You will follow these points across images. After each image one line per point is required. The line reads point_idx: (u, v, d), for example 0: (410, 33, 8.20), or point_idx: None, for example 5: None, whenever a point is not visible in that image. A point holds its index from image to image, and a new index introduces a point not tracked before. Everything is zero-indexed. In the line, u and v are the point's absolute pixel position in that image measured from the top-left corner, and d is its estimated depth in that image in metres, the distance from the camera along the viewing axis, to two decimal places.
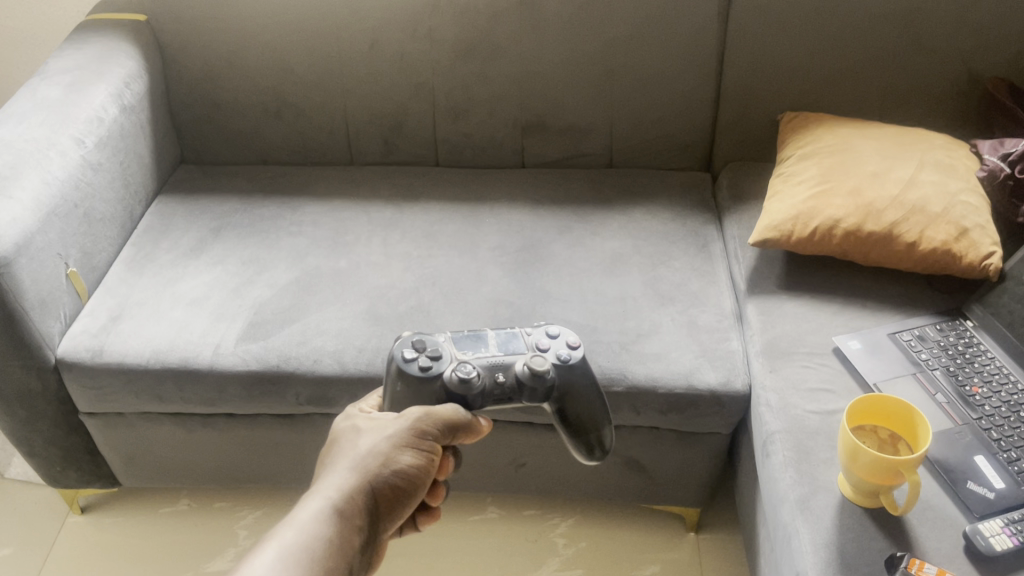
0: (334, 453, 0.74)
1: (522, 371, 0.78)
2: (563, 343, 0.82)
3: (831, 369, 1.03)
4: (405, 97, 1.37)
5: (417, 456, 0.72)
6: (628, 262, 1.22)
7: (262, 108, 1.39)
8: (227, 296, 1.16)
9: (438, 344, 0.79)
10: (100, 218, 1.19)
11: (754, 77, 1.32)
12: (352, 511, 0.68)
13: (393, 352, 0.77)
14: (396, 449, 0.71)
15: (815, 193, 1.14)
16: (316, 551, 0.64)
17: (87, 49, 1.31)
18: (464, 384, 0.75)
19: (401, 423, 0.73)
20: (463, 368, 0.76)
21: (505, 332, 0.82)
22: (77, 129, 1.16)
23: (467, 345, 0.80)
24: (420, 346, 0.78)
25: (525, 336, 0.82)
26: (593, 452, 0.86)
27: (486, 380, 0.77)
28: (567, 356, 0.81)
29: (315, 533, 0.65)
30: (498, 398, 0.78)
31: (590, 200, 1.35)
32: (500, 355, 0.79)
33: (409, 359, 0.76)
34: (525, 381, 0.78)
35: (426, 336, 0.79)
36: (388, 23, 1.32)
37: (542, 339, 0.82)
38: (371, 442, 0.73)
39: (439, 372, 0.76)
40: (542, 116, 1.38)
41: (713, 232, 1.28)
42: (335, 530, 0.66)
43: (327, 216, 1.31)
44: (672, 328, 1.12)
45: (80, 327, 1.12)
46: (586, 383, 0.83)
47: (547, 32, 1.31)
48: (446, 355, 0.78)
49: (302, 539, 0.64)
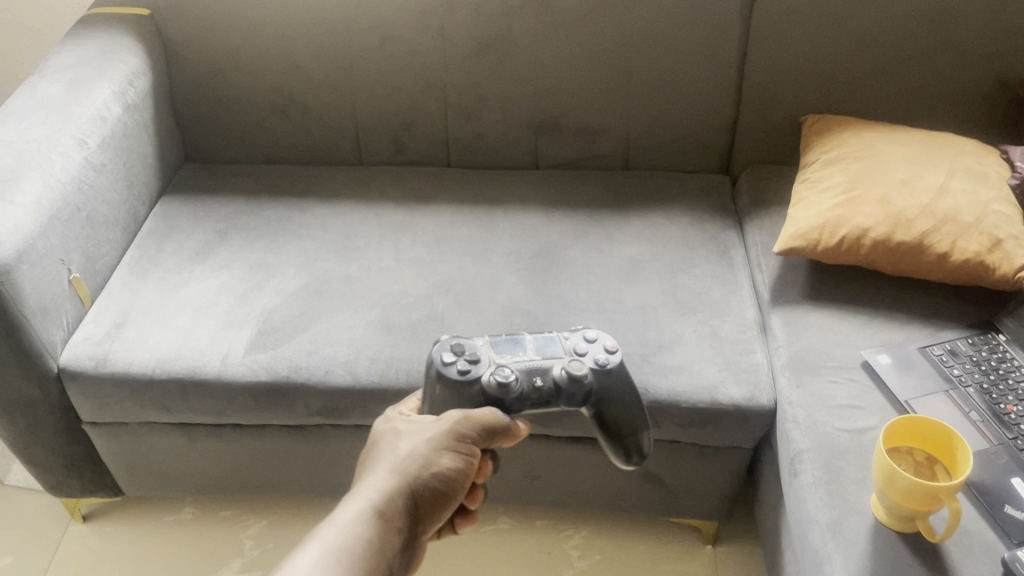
0: (376, 454, 0.73)
1: (561, 376, 0.78)
2: (601, 348, 0.82)
3: (859, 384, 1.00)
4: (415, 96, 1.33)
5: (456, 459, 0.71)
6: (648, 269, 1.18)
7: (269, 105, 1.35)
8: (235, 303, 1.13)
9: (477, 347, 0.79)
10: (103, 220, 1.15)
11: (776, 78, 1.29)
12: (392, 513, 0.67)
13: (431, 355, 0.77)
14: (436, 451, 0.71)
15: (842, 201, 1.11)
16: (356, 552, 0.63)
17: (89, 44, 1.26)
18: (503, 388, 0.75)
19: (441, 425, 0.72)
20: (502, 372, 0.76)
21: (543, 335, 0.82)
22: (79, 129, 1.12)
23: (504, 349, 0.80)
24: (459, 349, 0.77)
25: (563, 340, 0.82)
26: (631, 458, 0.86)
27: (524, 384, 0.77)
28: (605, 361, 0.81)
29: (355, 533, 0.64)
30: (536, 402, 0.78)
31: (607, 202, 1.31)
32: (538, 359, 0.79)
33: (449, 362, 0.76)
34: (563, 386, 0.78)
35: (464, 339, 0.79)
36: (399, 19, 1.27)
37: (580, 343, 0.81)
38: (411, 444, 0.72)
39: (478, 376, 0.76)
40: (557, 116, 1.34)
41: (734, 237, 1.25)
42: (375, 532, 0.65)
43: (336, 219, 1.27)
44: (694, 339, 1.09)
45: (83, 335, 1.09)
46: (624, 390, 0.82)
47: (563, 30, 1.27)
48: (485, 358, 0.77)
49: (342, 539, 0.64)
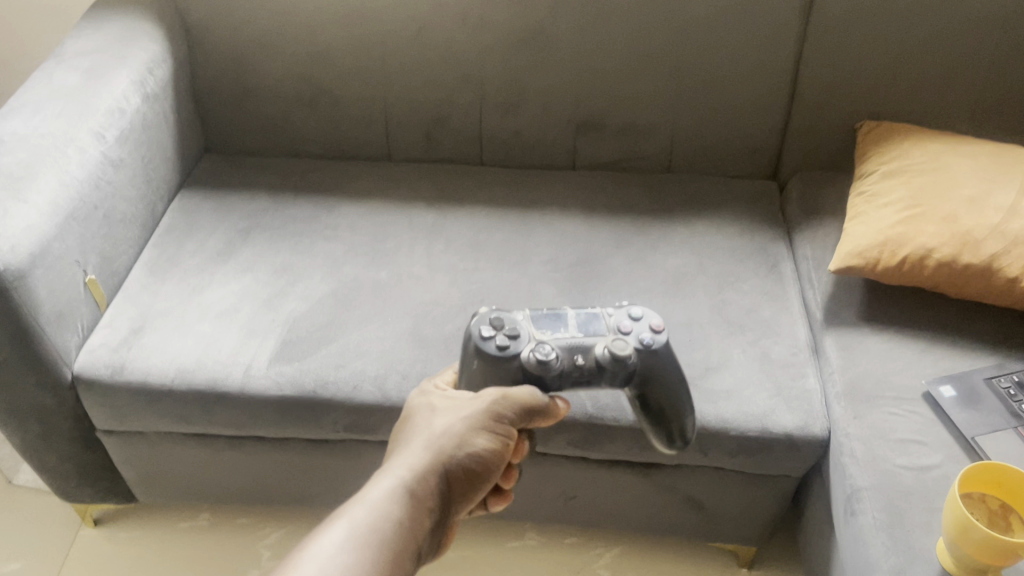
0: (410, 430, 0.74)
1: (602, 355, 0.78)
2: (646, 326, 0.82)
3: (922, 418, 0.94)
4: (450, 90, 1.26)
5: (491, 439, 0.72)
6: (694, 282, 1.12)
7: (296, 96, 1.28)
8: (259, 309, 1.07)
9: (517, 322, 0.80)
10: (121, 218, 1.09)
11: (833, 81, 1.21)
12: (423, 492, 0.68)
13: (471, 329, 0.79)
14: (471, 431, 0.72)
15: (903, 218, 1.04)
16: (385, 531, 0.64)
17: (107, 29, 1.19)
18: (543, 365, 0.77)
19: (478, 404, 0.73)
20: (542, 349, 0.77)
21: (587, 312, 0.83)
22: (97, 121, 1.05)
23: (545, 324, 0.81)
24: (498, 324, 0.79)
25: (607, 318, 0.82)
26: (675, 441, 0.86)
27: (565, 362, 0.78)
28: (650, 340, 0.80)
29: (385, 513, 0.65)
30: (576, 380, 0.79)
31: (649, 207, 1.24)
32: (580, 336, 0.80)
33: (487, 338, 0.78)
34: (605, 365, 0.78)
35: (504, 314, 0.81)
36: (435, 8, 1.20)
37: (623, 321, 0.82)
38: (446, 422, 0.73)
39: (517, 352, 0.77)
40: (598, 115, 1.27)
41: (784, 249, 1.18)
42: (405, 511, 0.66)
43: (364, 219, 1.21)
44: (743, 360, 1.03)
45: (100, 339, 1.04)
46: (669, 369, 0.82)
47: (609, 25, 1.20)
48: (525, 334, 0.79)
49: (372, 518, 0.64)
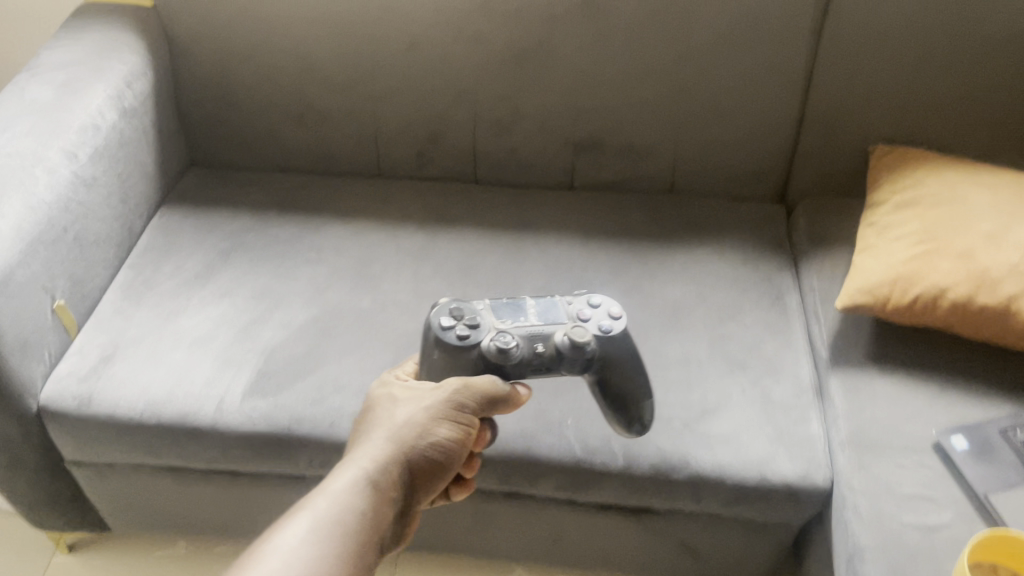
0: (371, 419, 0.77)
1: (562, 342, 0.82)
2: (604, 315, 0.86)
3: (931, 471, 0.88)
4: (444, 105, 1.21)
5: (453, 429, 0.75)
6: (692, 315, 1.06)
7: (283, 110, 1.23)
8: (235, 338, 1.02)
9: (478, 312, 0.83)
10: (94, 239, 1.05)
11: (846, 102, 1.15)
12: (386, 482, 0.71)
13: (432, 318, 0.81)
14: (433, 421, 0.74)
15: (916, 254, 0.98)
16: (349, 523, 0.66)
17: (86, 39, 1.14)
18: (503, 354, 0.79)
19: (439, 395, 0.75)
20: (503, 338, 0.80)
21: (546, 301, 0.86)
22: (69, 139, 1.00)
23: (506, 314, 0.84)
24: (458, 314, 0.82)
25: (566, 307, 0.86)
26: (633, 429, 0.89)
27: (525, 350, 0.81)
28: (608, 328, 0.85)
29: (350, 504, 0.68)
30: (536, 367, 0.82)
31: (649, 231, 1.18)
32: (540, 325, 0.83)
33: (448, 328, 0.80)
34: (564, 352, 0.81)
35: (464, 304, 0.83)
36: (428, 20, 1.14)
37: (582, 310, 0.86)
38: (408, 412, 0.75)
39: (478, 341, 0.80)
40: (597, 134, 1.21)
41: (790, 279, 1.12)
42: (369, 501, 0.69)
43: (350, 240, 1.16)
44: (742, 401, 0.97)
45: (68, 368, 0.99)
46: (627, 356, 0.86)
47: (610, 41, 1.14)
48: (484, 325, 0.82)
49: (337, 509, 0.67)
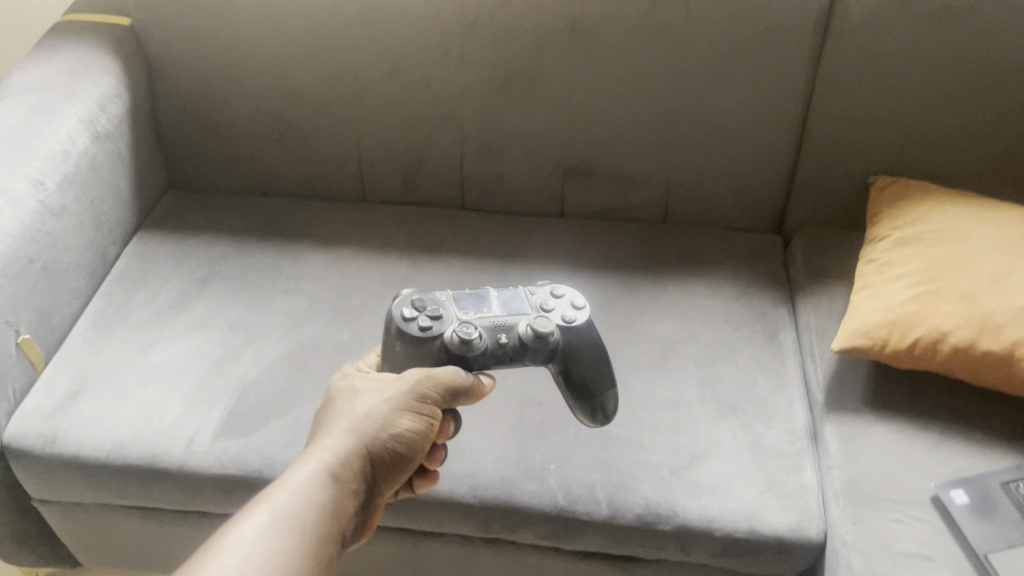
0: (330, 411, 0.73)
1: (525, 332, 0.79)
2: (567, 305, 0.83)
3: (928, 527, 0.84)
4: (429, 130, 1.17)
5: (416, 421, 0.71)
6: (683, 353, 1.02)
7: (264, 132, 1.20)
8: (207, 374, 0.99)
9: (439, 303, 0.79)
10: (63, 269, 1.01)
11: (844, 132, 1.11)
12: (346, 475, 0.67)
13: (392, 310, 0.77)
14: (395, 413, 0.71)
15: (916, 294, 0.94)
16: (309, 516, 0.64)
17: (59, 60, 1.10)
18: (466, 345, 0.76)
19: (401, 385, 0.72)
20: (465, 329, 0.76)
21: (508, 291, 0.83)
22: (36, 167, 0.97)
23: (468, 305, 0.80)
24: (420, 305, 0.78)
25: (529, 296, 0.83)
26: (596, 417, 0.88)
27: (488, 341, 0.77)
28: (572, 318, 0.82)
29: (309, 497, 0.65)
30: (499, 359, 0.78)
31: (640, 262, 1.14)
32: (502, 316, 0.80)
33: (410, 319, 0.76)
34: (528, 343, 0.78)
35: (426, 295, 0.79)
36: (413, 43, 1.11)
37: (546, 300, 0.83)
38: (369, 403, 0.72)
39: (440, 333, 0.76)
40: (587, 161, 1.18)
41: (785, 316, 1.08)
42: (329, 495, 0.66)
43: (331, 269, 1.12)
44: (733, 447, 0.93)
45: (33, 405, 0.96)
46: (592, 347, 0.83)
47: (600, 66, 1.10)
48: (447, 315, 0.78)
49: (297, 502, 0.64)
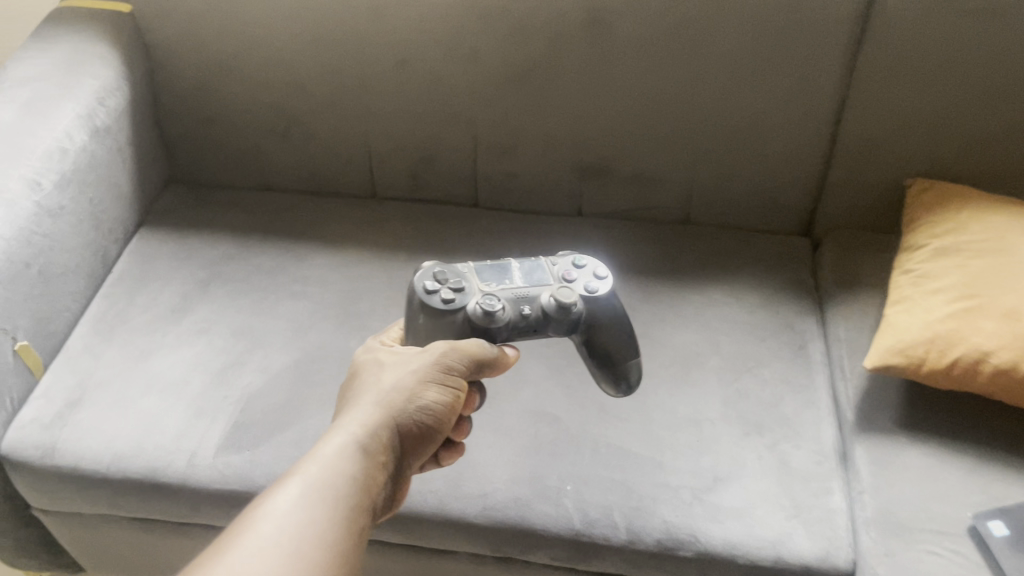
0: (357, 385, 0.71)
1: (548, 303, 0.76)
2: (589, 275, 0.81)
3: (965, 560, 0.79)
4: (441, 125, 1.12)
5: (442, 393, 0.69)
6: (705, 366, 0.98)
7: (269, 126, 1.15)
8: (210, 384, 0.95)
9: (461, 275, 0.76)
10: (62, 271, 0.97)
11: (878, 132, 1.05)
12: (374, 448, 0.66)
13: (414, 283, 0.74)
14: (421, 385, 0.69)
15: (956, 311, 0.89)
16: (340, 489, 0.62)
17: (56, 51, 1.06)
18: (489, 317, 0.73)
19: (427, 357, 0.70)
20: (488, 301, 0.73)
21: (530, 262, 0.80)
22: (31, 167, 0.92)
23: (490, 276, 0.78)
24: (442, 277, 0.75)
25: (550, 268, 0.80)
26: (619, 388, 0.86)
27: (511, 313, 0.75)
28: (594, 288, 0.80)
29: (339, 470, 0.63)
30: (522, 330, 0.76)
31: (660, 267, 1.09)
32: (525, 287, 0.77)
33: (432, 291, 0.73)
34: (551, 314, 0.76)
35: (448, 267, 0.76)
36: (424, 35, 1.05)
37: (567, 271, 0.80)
38: (395, 376, 0.70)
39: (463, 305, 0.73)
40: (605, 159, 1.12)
41: (813, 326, 1.03)
42: (359, 467, 0.64)
43: (338, 272, 1.08)
44: (758, 469, 0.89)
45: (31, 414, 0.92)
46: (614, 317, 0.81)
47: (621, 60, 1.04)
48: (470, 288, 0.75)
49: (327, 475, 0.62)
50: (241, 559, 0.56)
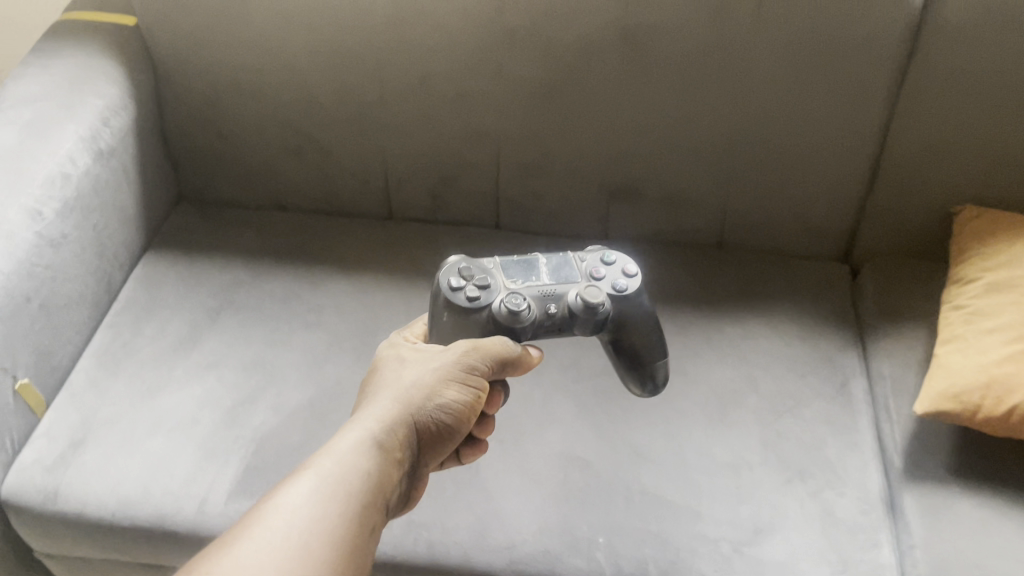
0: (375, 382, 0.68)
1: (575, 302, 0.70)
2: (619, 271, 0.74)
3: None
4: (462, 145, 1.06)
5: (463, 392, 0.66)
6: (743, 406, 0.93)
7: (281, 145, 1.10)
8: (220, 423, 0.90)
9: (486, 271, 0.71)
10: (64, 303, 0.92)
11: (924, 157, 1.00)
12: (391, 445, 0.62)
13: (438, 279, 0.69)
14: (441, 383, 0.66)
15: (1013, 354, 0.83)
16: (354, 483, 0.58)
17: (59, 67, 1.01)
18: (514, 317, 0.68)
19: (449, 355, 0.67)
20: (513, 299, 0.68)
21: (558, 257, 0.74)
22: (32, 195, 0.87)
23: (516, 272, 0.72)
24: (466, 273, 0.70)
25: (579, 263, 0.74)
26: (646, 384, 0.81)
27: (537, 312, 0.69)
28: (624, 286, 0.73)
29: (354, 463, 0.59)
30: (548, 329, 0.71)
31: (692, 296, 1.04)
32: (552, 284, 0.71)
33: (455, 289, 0.68)
34: (578, 313, 0.70)
35: (473, 261, 0.71)
36: (445, 52, 1.00)
37: (597, 267, 0.74)
38: (415, 373, 0.67)
39: (488, 303, 0.68)
40: (634, 181, 1.07)
41: (855, 362, 0.98)
42: (374, 463, 0.61)
43: (354, 300, 1.03)
44: (801, 520, 0.84)
45: (32, 455, 0.87)
46: (644, 315, 0.76)
47: (654, 80, 0.99)
48: (495, 284, 0.70)
49: (342, 468, 0.59)
50: (252, 551, 0.52)
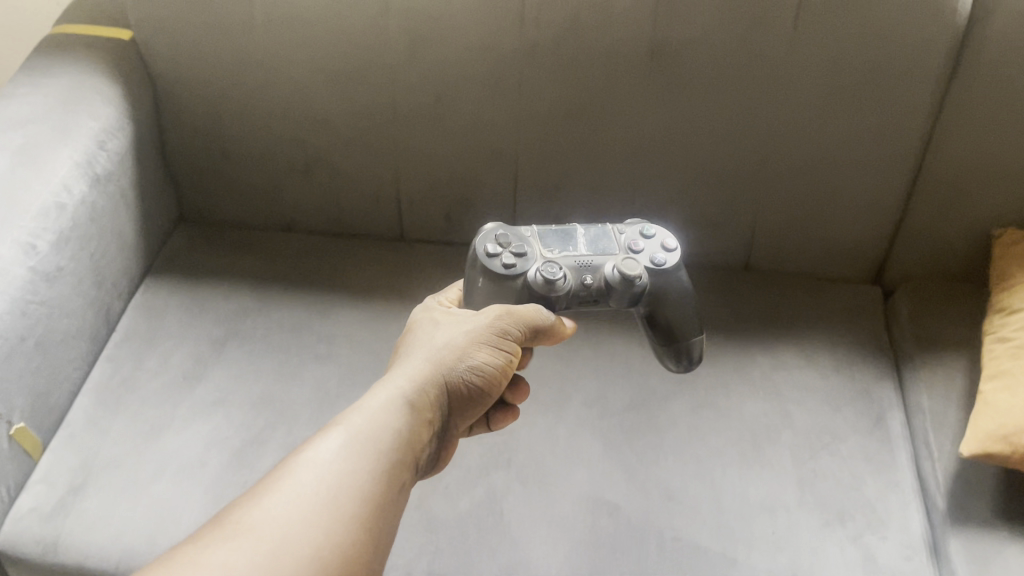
0: (407, 344, 0.64)
1: (612, 274, 0.67)
2: (658, 246, 0.71)
3: None
4: (478, 164, 1.02)
5: (494, 355, 0.63)
6: (776, 442, 0.89)
7: (288, 165, 1.04)
8: (228, 465, 0.85)
9: (524, 239, 0.69)
10: (61, 338, 0.87)
11: (965, 180, 0.95)
12: (422, 404, 0.58)
13: (474, 245, 0.68)
14: (473, 344, 0.62)
15: None
16: (384, 440, 0.54)
17: (51, 85, 0.95)
18: (549, 286, 0.66)
19: (482, 318, 0.64)
20: (549, 268, 0.66)
21: (596, 227, 0.71)
22: (26, 228, 0.82)
23: (553, 241, 0.70)
24: (503, 240, 0.68)
25: (617, 236, 0.71)
26: (680, 361, 0.78)
27: (573, 282, 0.67)
28: (663, 260, 0.70)
29: (384, 420, 0.55)
30: (583, 301, 0.68)
31: (719, 323, 1.00)
32: (589, 254, 0.69)
33: (492, 255, 0.66)
34: (615, 286, 0.68)
35: (510, 229, 0.69)
36: (461, 69, 0.94)
37: (636, 239, 0.71)
38: (448, 334, 0.63)
39: (524, 271, 0.66)
40: (659, 201, 1.02)
41: (891, 394, 0.94)
42: (405, 422, 0.56)
43: (366, 331, 0.98)
44: (843, 565, 0.79)
45: (30, 501, 0.82)
46: (681, 290, 0.72)
47: (683, 98, 0.94)
48: (532, 252, 0.68)
49: (371, 426, 0.54)
50: (276, 505, 0.48)
